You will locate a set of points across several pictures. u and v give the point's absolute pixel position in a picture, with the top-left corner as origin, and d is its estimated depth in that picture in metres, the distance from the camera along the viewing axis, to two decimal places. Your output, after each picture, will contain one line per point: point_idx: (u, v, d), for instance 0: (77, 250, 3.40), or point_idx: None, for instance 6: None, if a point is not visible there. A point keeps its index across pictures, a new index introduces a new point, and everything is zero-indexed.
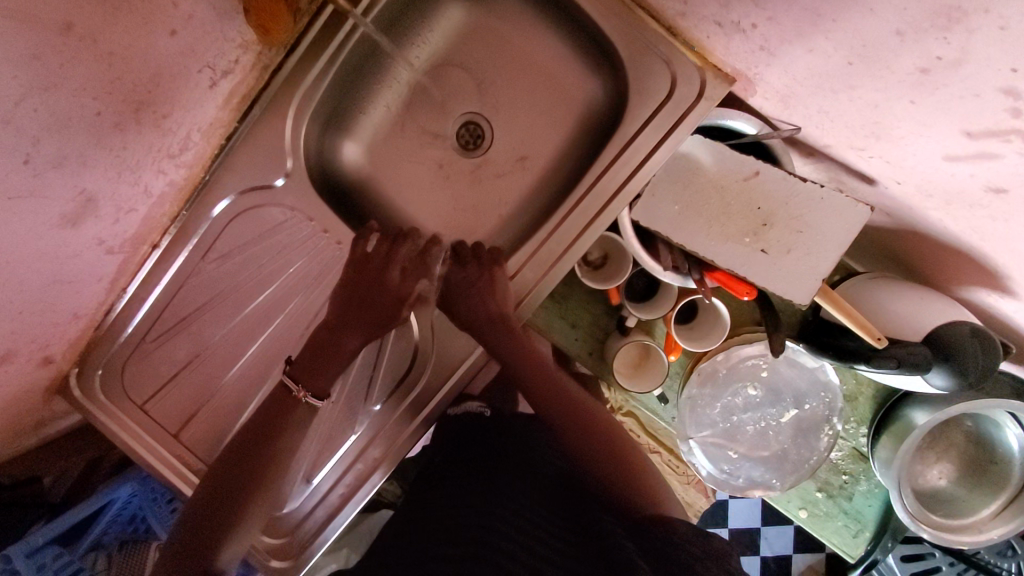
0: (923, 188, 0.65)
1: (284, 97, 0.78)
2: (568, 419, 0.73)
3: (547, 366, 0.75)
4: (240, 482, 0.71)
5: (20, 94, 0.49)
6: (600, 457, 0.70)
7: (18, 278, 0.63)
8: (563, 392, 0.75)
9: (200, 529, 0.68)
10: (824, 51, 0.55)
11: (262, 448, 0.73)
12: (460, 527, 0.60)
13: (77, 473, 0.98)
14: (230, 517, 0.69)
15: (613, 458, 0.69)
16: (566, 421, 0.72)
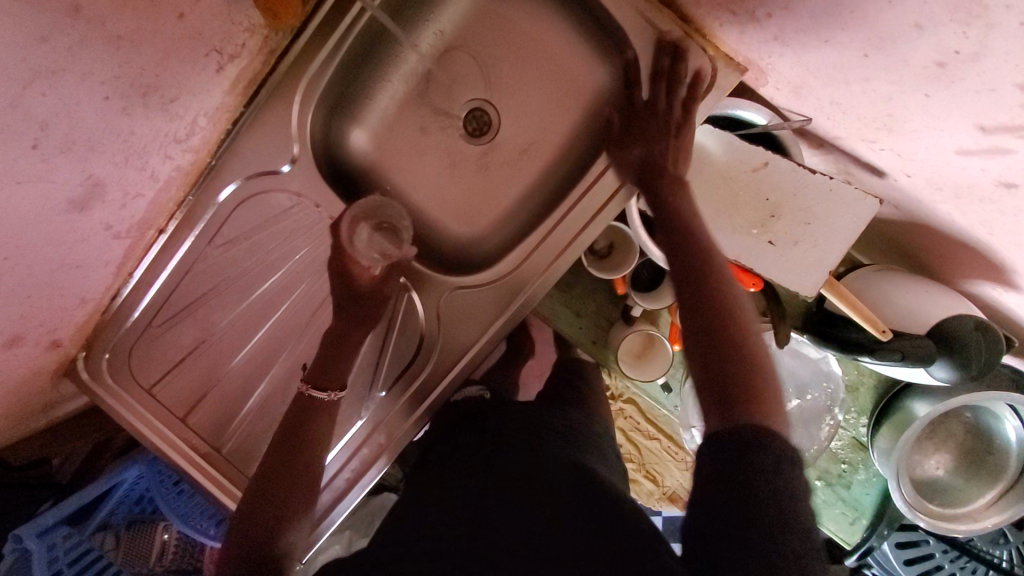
0: (932, 181, 0.65)
1: (291, 82, 0.77)
2: (699, 296, 0.62)
3: (679, 245, 0.66)
4: (298, 463, 0.69)
5: (27, 78, 0.48)
6: (715, 348, 0.59)
7: (25, 262, 0.63)
8: (699, 267, 0.64)
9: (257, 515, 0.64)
10: (840, 43, 0.54)
11: (304, 435, 0.72)
12: (464, 512, 0.60)
13: (85, 456, 0.99)
14: (286, 498, 0.67)
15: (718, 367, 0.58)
16: (696, 300, 0.62)
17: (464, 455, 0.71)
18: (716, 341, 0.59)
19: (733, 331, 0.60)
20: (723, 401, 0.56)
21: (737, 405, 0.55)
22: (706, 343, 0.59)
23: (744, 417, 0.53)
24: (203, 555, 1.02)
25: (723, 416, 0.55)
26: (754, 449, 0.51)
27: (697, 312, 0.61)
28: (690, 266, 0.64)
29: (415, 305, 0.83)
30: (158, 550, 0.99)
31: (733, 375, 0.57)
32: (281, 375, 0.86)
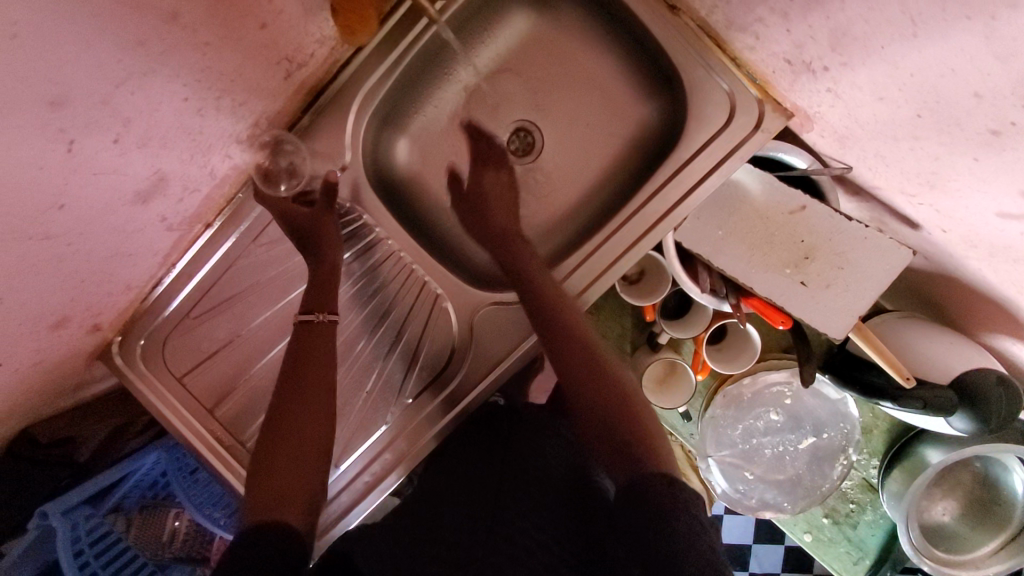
0: (968, 238, 0.67)
1: (350, 92, 0.80)
2: (571, 367, 0.67)
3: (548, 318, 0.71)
4: (312, 406, 0.65)
5: (121, 77, 0.50)
6: (596, 413, 0.64)
7: (85, 249, 0.65)
8: (571, 344, 0.68)
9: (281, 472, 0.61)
10: (894, 101, 0.57)
11: (312, 372, 0.68)
12: (463, 525, 0.62)
13: (99, 441, 0.95)
14: (288, 465, 0.62)
15: (596, 416, 0.64)
16: (573, 383, 0.66)
17: (475, 460, 0.74)
18: (601, 418, 0.63)
19: (598, 400, 0.64)
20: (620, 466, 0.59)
21: (630, 467, 0.58)
22: (596, 428, 0.63)
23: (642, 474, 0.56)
24: (211, 545, 1.02)
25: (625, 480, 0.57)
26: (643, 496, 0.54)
27: (581, 405, 0.65)
28: (560, 351, 0.68)
29: (449, 315, 0.85)
30: (167, 538, 0.99)
31: (629, 442, 0.60)
32: None
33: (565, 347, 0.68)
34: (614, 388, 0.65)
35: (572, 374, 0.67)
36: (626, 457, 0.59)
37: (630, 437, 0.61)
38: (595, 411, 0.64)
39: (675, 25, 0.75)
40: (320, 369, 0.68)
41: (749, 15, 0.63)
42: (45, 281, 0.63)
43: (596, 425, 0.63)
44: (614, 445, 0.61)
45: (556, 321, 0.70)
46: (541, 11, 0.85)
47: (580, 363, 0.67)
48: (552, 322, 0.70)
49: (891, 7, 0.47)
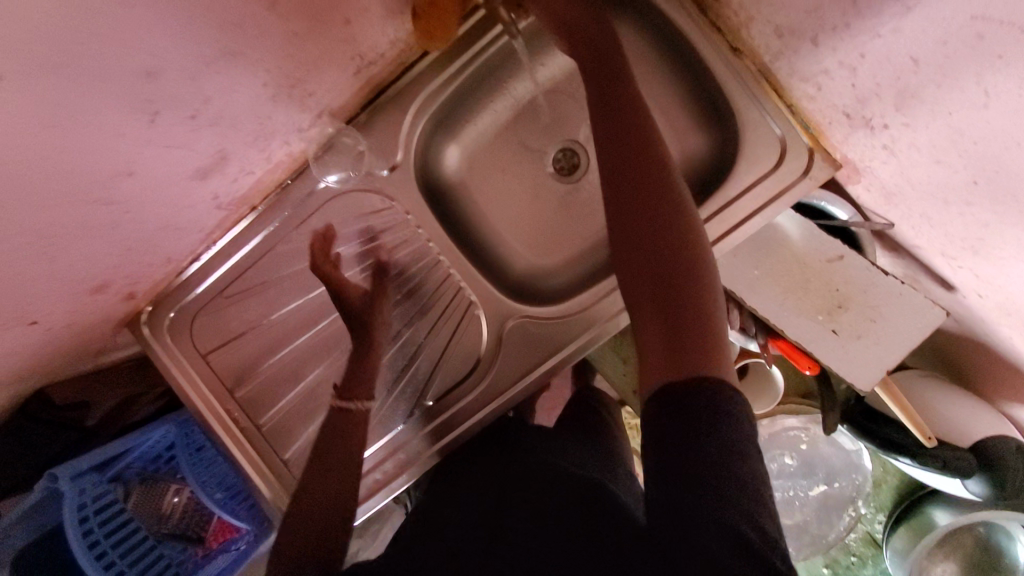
0: (1004, 306, 0.68)
1: (410, 93, 0.82)
2: (635, 217, 0.56)
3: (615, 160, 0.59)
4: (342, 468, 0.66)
5: (212, 56, 0.51)
6: (649, 277, 0.54)
7: (139, 217, 0.65)
8: (640, 191, 0.57)
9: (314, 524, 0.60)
10: (951, 165, 0.58)
11: (346, 447, 0.68)
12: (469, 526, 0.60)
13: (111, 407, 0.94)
14: (327, 501, 0.62)
15: (658, 282, 0.54)
16: (627, 226, 0.56)
17: (480, 468, 0.73)
18: (660, 284, 0.54)
19: (661, 259, 0.54)
20: (666, 347, 0.52)
21: (679, 355, 0.51)
22: (650, 291, 0.54)
23: (689, 369, 0.49)
24: (208, 526, 0.99)
25: (668, 368, 0.51)
26: (687, 396, 0.48)
27: (629, 255, 0.56)
28: (625, 199, 0.57)
29: (479, 325, 0.86)
30: (166, 512, 0.96)
31: (683, 327, 0.52)
32: (334, 368, 0.88)
33: (632, 195, 0.57)
34: (683, 251, 0.54)
35: (637, 228, 0.56)
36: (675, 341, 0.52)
37: (682, 310, 0.52)
38: (654, 270, 0.54)
39: (737, 66, 0.77)
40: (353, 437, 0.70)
41: (814, 67, 0.65)
42: (97, 245, 0.64)
43: (655, 290, 0.54)
44: (664, 323, 0.53)
45: (626, 164, 0.58)
46: None
47: (647, 214, 0.56)
48: (623, 167, 0.58)
49: (965, 77, 0.49)
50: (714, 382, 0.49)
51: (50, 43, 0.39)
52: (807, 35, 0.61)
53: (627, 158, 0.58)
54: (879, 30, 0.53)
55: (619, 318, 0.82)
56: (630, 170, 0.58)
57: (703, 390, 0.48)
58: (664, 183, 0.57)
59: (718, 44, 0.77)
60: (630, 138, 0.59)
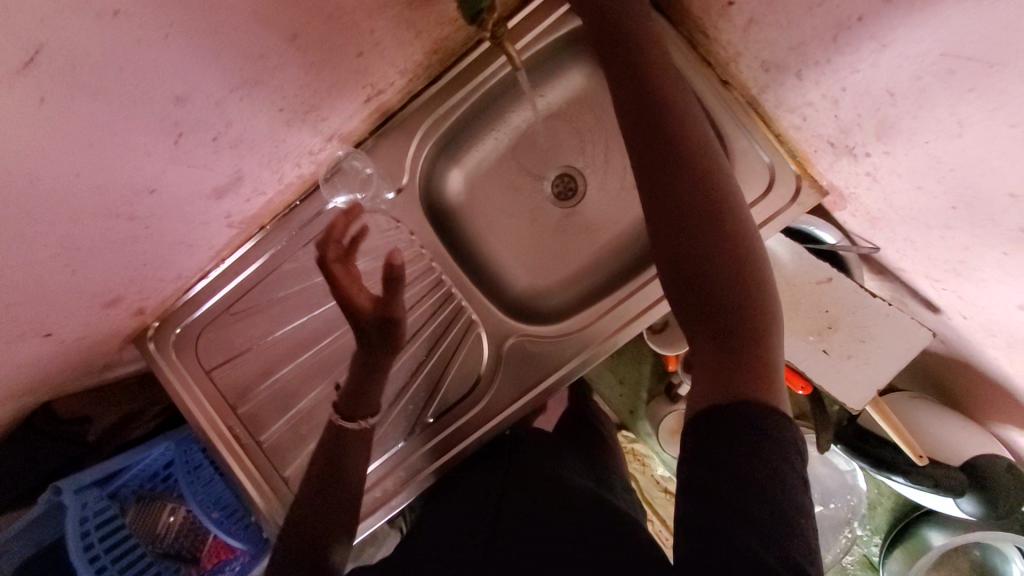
0: (988, 327, 0.70)
1: (416, 121, 0.86)
2: (688, 238, 0.55)
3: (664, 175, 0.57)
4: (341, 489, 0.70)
5: (236, 83, 0.55)
6: (705, 301, 0.54)
7: (156, 234, 0.68)
8: (685, 206, 0.55)
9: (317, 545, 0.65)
10: (931, 191, 0.61)
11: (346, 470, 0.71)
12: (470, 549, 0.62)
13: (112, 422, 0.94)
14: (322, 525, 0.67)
15: (715, 306, 0.54)
16: (681, 246, 0.55)
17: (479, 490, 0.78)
18: (715, 307, 0.54)
19: (716, 282, 0.54)
20: (716, 367, 0.53)
21: (730, 378, 0.51)
22: (700, 310, 0.55)
23: (737, 392, 0.50)
24: (204, 545, 0.99)
25: (717, 390, 0.51)
26: (731, 419, 0.49)
27: (684, 275, 0.55)
28: (669, 216, 0.56)
29: (480, 344, 0.88)
30: (162, 531, 0.96)
31: (735, 348, 0.52)
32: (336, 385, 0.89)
33: (676, 211, 0.56)
34: (734, 269, 0.54)
35: (685, 247, 0.55)
36: (725, 362, 0.52)
37: (738, 335, 0.53)
38: (710, 293, 0.54)
39: (726, 99, 0.81)
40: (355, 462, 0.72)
41: (799, 100, 0.69)
42: (115, 260, 0.66)
43: (711, 315, 0.54)
44: (717, 342, 0.53)
45: (668, 180, 0.57)
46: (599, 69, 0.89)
47: (694, 232, 0.55)
48: (672, 178, 0.57)
49: (937, 109, 0.52)
50: (764, 408, 0.49)
51: (94, 67, 0.42)
52: (791, 70, 0.65)
53: (669, 175, 0.57)
54: (858, 66, 0.56)
55: (625, 334, 0.84)
56: (671, 189, 0.56)
57: (749, 413, 0.49)
58: (714, 197, 0.56)
59: (708, 77, 0.80)
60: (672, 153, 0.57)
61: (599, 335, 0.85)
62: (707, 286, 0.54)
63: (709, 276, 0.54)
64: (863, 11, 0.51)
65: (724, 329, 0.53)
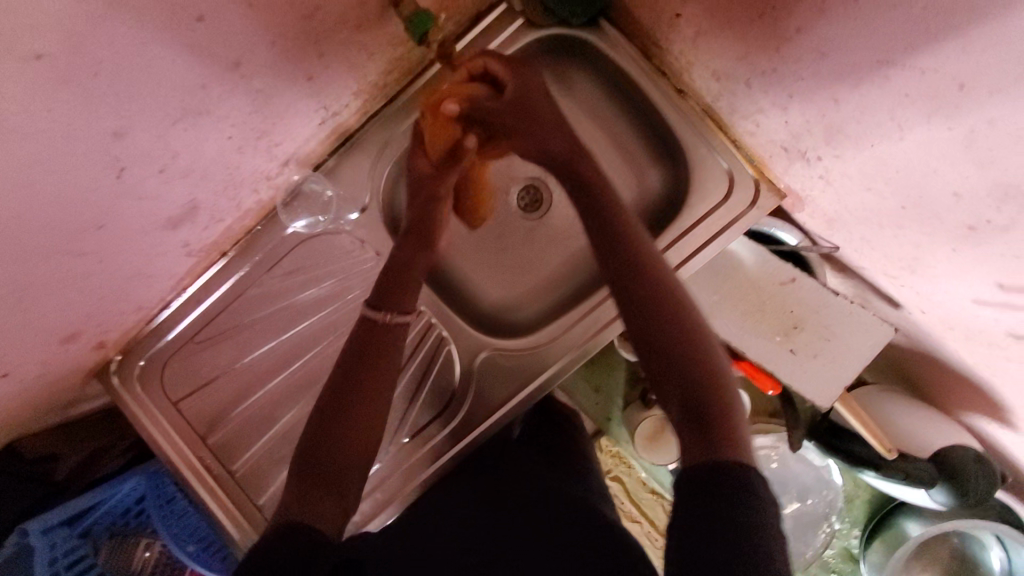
0: (945, 320, 0.72)
1: (375, 140, 0.85)
2: (646, 319, 0.61)
3: (619, 266, 0.64)
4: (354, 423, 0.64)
5: (179, 114, 0.54)
6: (670, 374, 0.59)
7: (108, 269, 0.66)
8: (647, 290, 0.62)
9: (324, 483, 0.60)
10: (880, 192, 0.62)
11: (368, 403, 0.65)
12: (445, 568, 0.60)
13: (78, 459, 0.92)
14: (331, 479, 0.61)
15: (680, 377, 0.58)
16: (643, 327, 0.61)
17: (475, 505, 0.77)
18: (681, 380, 0.58)
19: (677, 356, 0.59)
20: (695, 431, 0.56)
21: (711, 442, 0.54)
22: (673, 381, 0.59)
23: (720, 455, 0.52)
24: None
25: (700, 453, 0.53)
26: (718, 476, 0.51)
27: (649, 352, 0.60)
28: (636, 299, 0.62)
29: (453, 360, 0.88)
30: (136, 568, 0.94)
31: (705, 412, 0.56)
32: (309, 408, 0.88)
33: (639, 296, 0.62)
34: (691, 345, 0.59)
35: (646, 328, 0.61)
36: (703, 428, 0.55)
37: (705, 404, 0.56)
38: (674, 367, 0.59)
39: (682, 108, 0.83)
40: (372, 396, 0.65)
41: (751, 107, 0.70)
42: (66, 297, 0.64)
43: (677, 385, 0.58)
44: (688, 409, 0.57)
45: (627, 268, 0.64)
46: (557, 82, 0.90)
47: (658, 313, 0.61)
48: (628, 266, 0.63)
49: (880, 113, 0.52)
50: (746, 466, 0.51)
51: (22, 107, 0.41)
52: (740, 78, 0.67)
53: (634, 262, 0.64)
54: (802, 75, 0.57)
55: (604, 336, 0.85)
56: (629, 266, 0.64)
57: (734, 472, 0.51)
58: (666, 280, 0.63)
59: (663, 88, 0.83)
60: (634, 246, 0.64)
61: (579, 341, 0.85)
62: (670, 360, 0.59)
63: (671, 351, 0.59)
64: (800, 22, 0.52)
65: (692, 399, 0.57)
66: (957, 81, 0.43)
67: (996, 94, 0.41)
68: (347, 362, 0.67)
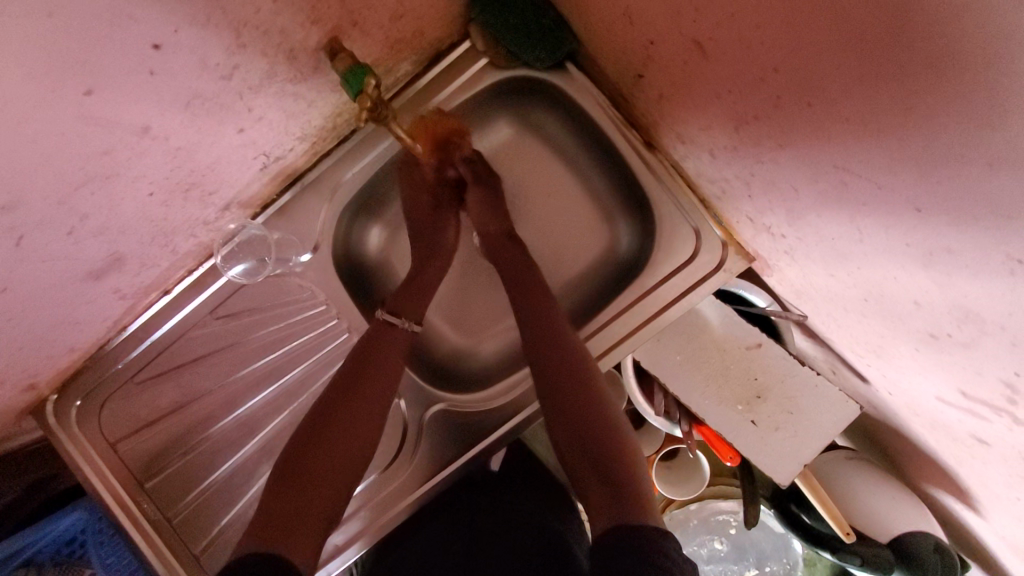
0: (911, 406, 0.67)
1: (327, 181, 0.81)
2: (561, 400, 0.67)
3: (541, 347, 0.71)
4: (345, 433, 0.62)
5: (81, 180, 0.50)
6: (584, 449, 0.64)
7: (24, 323, 0.62)
8: (561, 372, 0.69)
9: (305, 512, 0.57)
10: (842, 281, 0.58)
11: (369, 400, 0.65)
12: None
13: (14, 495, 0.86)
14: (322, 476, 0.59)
15: (597, 449, 0.64)
16: (561, 406, 0.67)
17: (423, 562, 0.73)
18: (596, 453, 0.63)
19: (592, 431, 0.65)
20: (612, 497, 0.59)
21: (621, 506, 0.57)
22: (585, 455, 0.64)
23: (631, 516, 0.56)
24: None
25: (610, 517, 0.57)
26: (631, 531, 0.54)
27: (567, 430, 0.66)
28: (553, 380, 0.69)
29: (400, 411, 0.84)
30: None
31: (620, 482, 0.60)
32: (254, 453, 0.85)
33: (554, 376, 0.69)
34: (603, 424, 0.66)
35: (564, 407, 0.67)
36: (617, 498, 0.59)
37: (619, 474, 0.61)
38: (588, 440, 0.64)
39: (650, 161, 0.79)
40: (358, 419, 0.64)
41: (716, 174, 0.67)
42: None
43: (594, 457, 0.63)
44: (604, 480, 0.61)
45: (549, 350, 0.71)
46: (521, 124, 0.87)
47: (569, 393, 0.67)
48: (551, 348, 0.71)
49: (838, 213, 0.50)
50: (653, 526, 0.55)
51: None
52: (704, 147, 0.64)
53: (549, 346, 0.71)
54: (762, 159, 0.55)
55: None
56: (550, 348, 0.71)
57: (644, 530, 0.54)
58: (582, 365, 0.70)
59: (631, 140, 0.79)
60: (551, 333, 0.72)
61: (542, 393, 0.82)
62: (585, 434, 0.65)
63: (587, 426, 0.65)
64: (757, 111, 0.50)
65: (606, 471, 0.62)
66: (914, 206, 0.40)
67: (952, 225, 0.38)
68: (345, 377, 0.66)
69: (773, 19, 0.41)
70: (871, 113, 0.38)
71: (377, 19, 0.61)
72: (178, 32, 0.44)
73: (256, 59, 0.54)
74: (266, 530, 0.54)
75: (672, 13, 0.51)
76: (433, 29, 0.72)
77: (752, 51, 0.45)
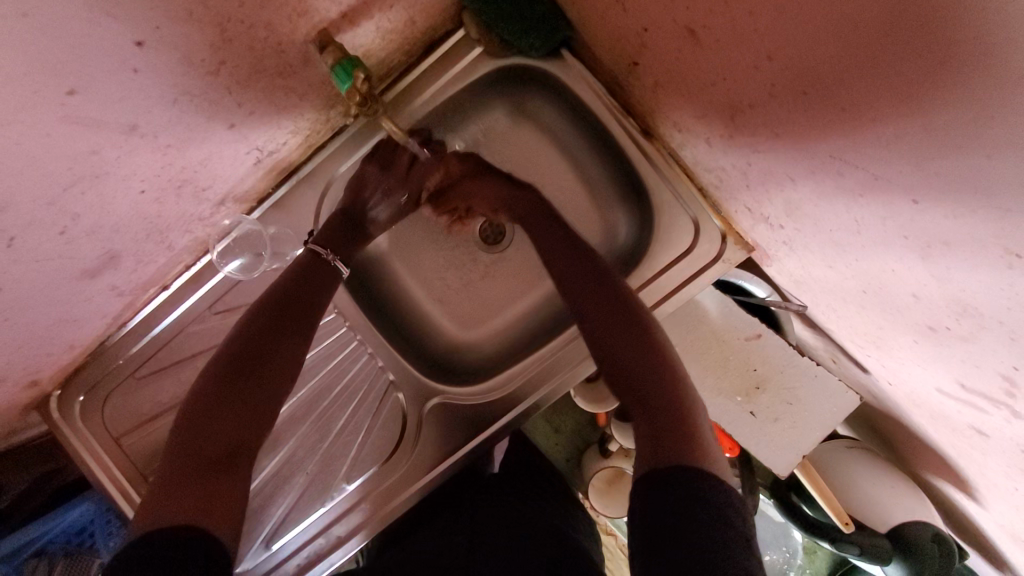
0: (912, 397, 0.66)
1: (322, 173, 0.81)
2: (610, 345, 0.67)
3: (593, 291, 0.71)
4: (250, 414, 0.62)
5: (70, 181, 0.50)
6: (634, 393, 0.64)
7: (23, 321, 0.62)
8: (604, 323, 0.69)
9: (202, 447, 0.57)
10: (841, 272, 0.57)
11: (278, 347, 0.66)
12: None
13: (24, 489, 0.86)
14: (225, 420, 0.60)
15: (651, 396, 0.62)
16: (613, 353, 0.67)
17: (428, 549, 0.73)
18: (646, 398, 0.63)
19: (645, 374, 0.64)
20: (652, 444, 0.57)
21: (670, 449, 0.55)
22: (635, 402, 0.63)
23: (672, 457, 0.54)
24: None
25: (654, 460, 0.55)
26: (680, 470, 0.52)
27: (619, 376, 0.66)
28: (597, 326, 0.69)
29: (398, 406, 0.84)
30: None
31: (665, 427, 0.59)
32: None
33: (597, 324, 0.69)
34: (660, 370, 0.64)
35: (611, 353, 0.67)
36: (659, 440, 0.58)
37: (670, 418, 0.60)
38: (640, 387, 0.64)
39: (648, 148, 0.78)
40: (269, 374, 0.64)
41: (713, 163, 0.67)
42: None
43: (644, 405, 0.62)
44: (649, 427, 0.60)
45: (593, 299, 0.71)
46: (517, 111, 0.85)
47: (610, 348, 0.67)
48: (593, 295, 0.71)
49: (835, 204, 0.49)
50: (704, 470, 0.52)
51: None
52: (701, 136, 0.64)
53: (586, 296, 0.71)
54: (759, 148, 0.55)
55: (557, 386, 0.81)
56: (597, 294, 0.71)
57: (692, 471, 0.52)
58: (626, 312, 0.69)
59: (627, 125, 0.78)
60: (594, 286, 0.72)
61: (543, 384, 0.81)
62: (637, 378, 0.64)
63: (639, 370, 0.65)
64: (752, 99, 0.50)
65: (655, 414, 0.61)
66: (911, 197, 0.39)
67: (950, 217, 0.37)
68: (236, 356, 0.64)
69: (764, 9, 0.40)
70: (867, 101, 0.37)
71: (367, 10, 0.60)
72: (159, 29, 0.44)
73: (243, 54, 0.53)
74: (174, 502, 0.52)
75: (665, 2, 0.51)
76: (425, 17, 0.70)
77: (744, 40, 0.45)
